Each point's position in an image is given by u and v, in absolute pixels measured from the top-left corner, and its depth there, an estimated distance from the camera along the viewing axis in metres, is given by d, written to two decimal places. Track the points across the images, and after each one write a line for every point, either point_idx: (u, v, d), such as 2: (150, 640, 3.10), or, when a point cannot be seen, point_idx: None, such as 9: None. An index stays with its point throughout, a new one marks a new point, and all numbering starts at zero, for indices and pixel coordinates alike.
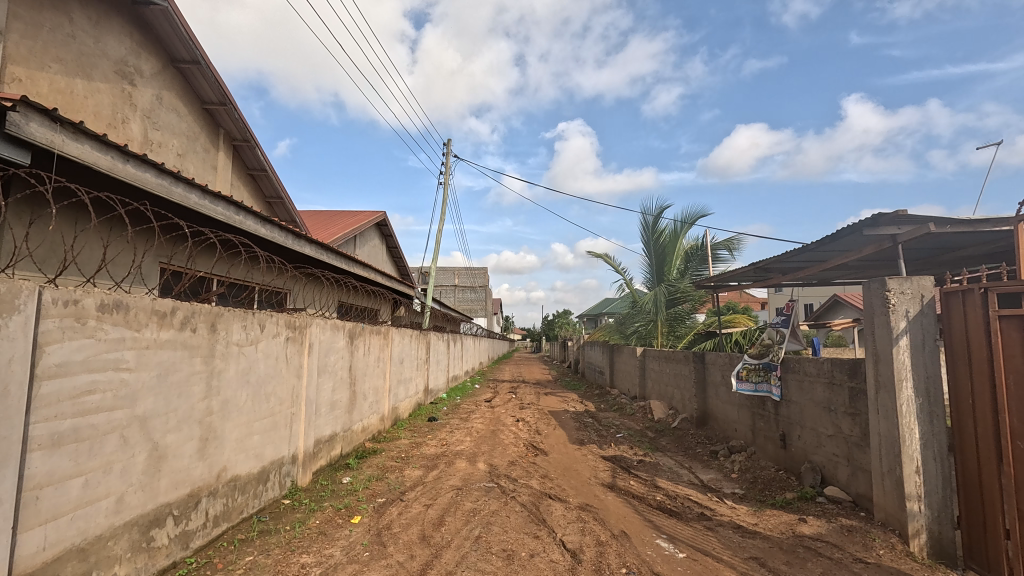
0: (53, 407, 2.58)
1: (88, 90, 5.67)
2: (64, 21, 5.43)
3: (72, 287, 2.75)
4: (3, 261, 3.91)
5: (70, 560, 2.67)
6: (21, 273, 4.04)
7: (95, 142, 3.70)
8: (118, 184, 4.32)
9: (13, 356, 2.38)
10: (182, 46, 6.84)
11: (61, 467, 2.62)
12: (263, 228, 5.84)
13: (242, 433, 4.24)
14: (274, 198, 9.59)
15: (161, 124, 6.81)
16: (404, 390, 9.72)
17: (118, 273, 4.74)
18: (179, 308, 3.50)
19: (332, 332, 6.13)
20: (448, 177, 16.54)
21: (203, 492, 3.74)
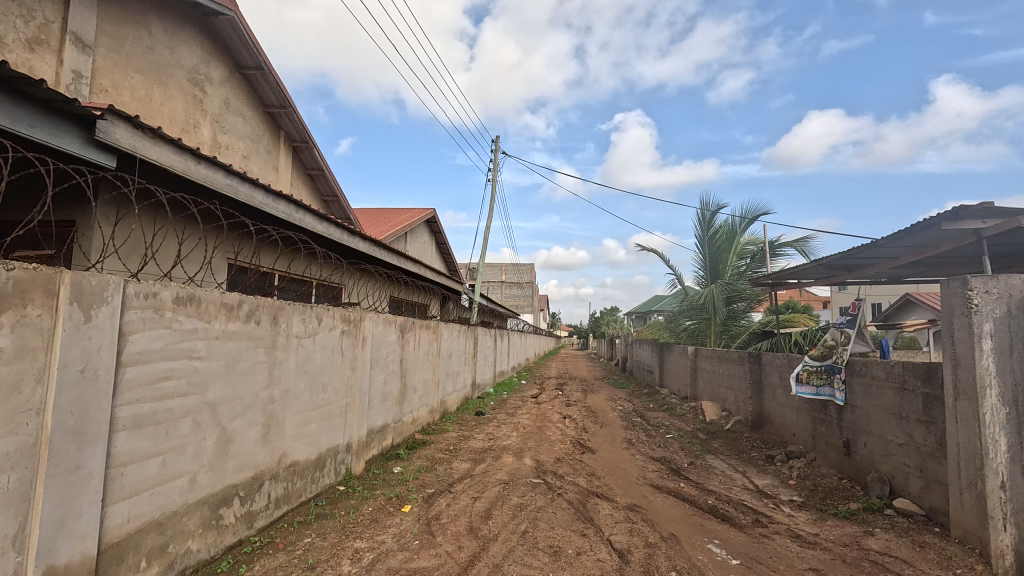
0: (135, 391, 2.81)
1: (164, 97, 6.09)
2: (144, 34, 5.84)
3: (151, 281, 2.96)
4: (93, 257, 4.27)
5: (149, 532, 2.90)
6: (108, 269, 4.41)
7: (172, 146, 3.97)
8: (192, 185, 4.60)
9: (102, 344, 2.59)
10: (247, 53, 7.21)
11: (141, 447, 2.85)
12: (321, 225, 6.07)
13: (300, 421, 4.45)
14: (330, 197, 10.01)
15: (228, 127, 7.23)
16: (452, 384, 9.91)
17: (192, 270, 5.09)
18: (245, 301, 3.71)
19: (384, 326, 6.32)
20: (497, 174, 16.62)
21: (265, 475, 3.96)
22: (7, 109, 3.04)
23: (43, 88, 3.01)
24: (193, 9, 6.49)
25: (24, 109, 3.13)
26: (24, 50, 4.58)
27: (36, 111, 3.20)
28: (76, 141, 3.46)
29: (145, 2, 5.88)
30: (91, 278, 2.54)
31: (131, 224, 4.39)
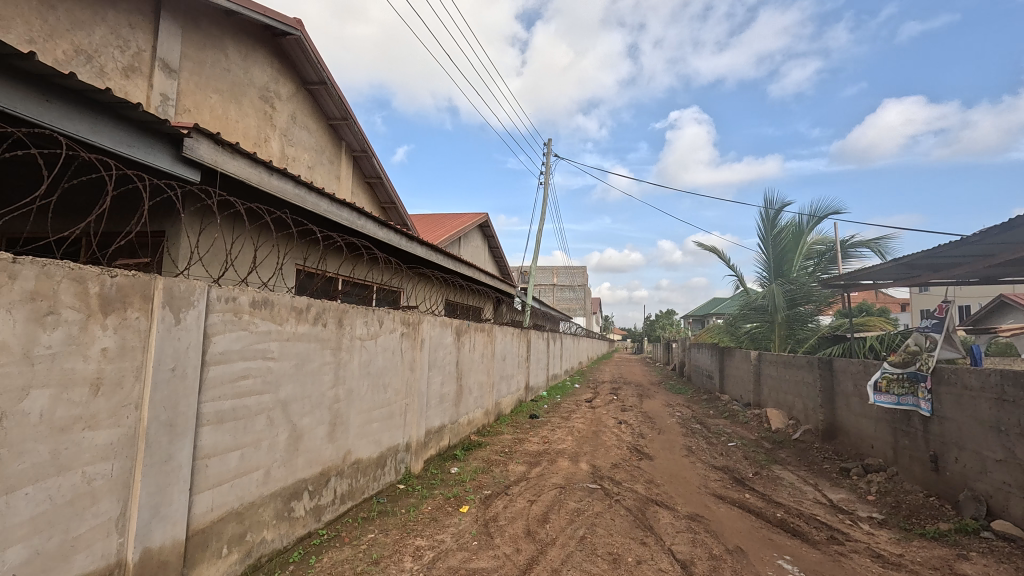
0: (217, 388, 3.02)
1: (238, 114, 6.52)
2: (221, 56, 6.29)
3: (230, 285, 3.17)
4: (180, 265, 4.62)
5: (230, 521, 3.10)
6: (193, 275, 4.76)
7: (248, 160, 4.25)
8: (265, 196, 4.90)
9: (189, 344, 2.80)
10: (312, 69, 7.60)
11: (223, 441, 3.06)
12: (381, 231, 6.30)
13: (363, 420, 4.63)
14: (388, 203, 10.36)
15: (295, 140, 7.64)
16: (506, 387, 9.97)
17: (265, 276, 5.41)
18: (313, 305, 3.90)
19: (441, 329, 6.45)
20: (549, 177, 16.61)
21: (332, 472, 4.14)
22: (109, 131, 3.36)
23: (139, 111, 3.31)
24: (264, 31, 6.93)
25: (123, 130, 3.45)
26: (120, 77, 5.05)
27: (133, 132, 3.52)
28: (166, 158, 3.77)
29: (223, 27, 6.33)
30: (180, 283, 2.76)
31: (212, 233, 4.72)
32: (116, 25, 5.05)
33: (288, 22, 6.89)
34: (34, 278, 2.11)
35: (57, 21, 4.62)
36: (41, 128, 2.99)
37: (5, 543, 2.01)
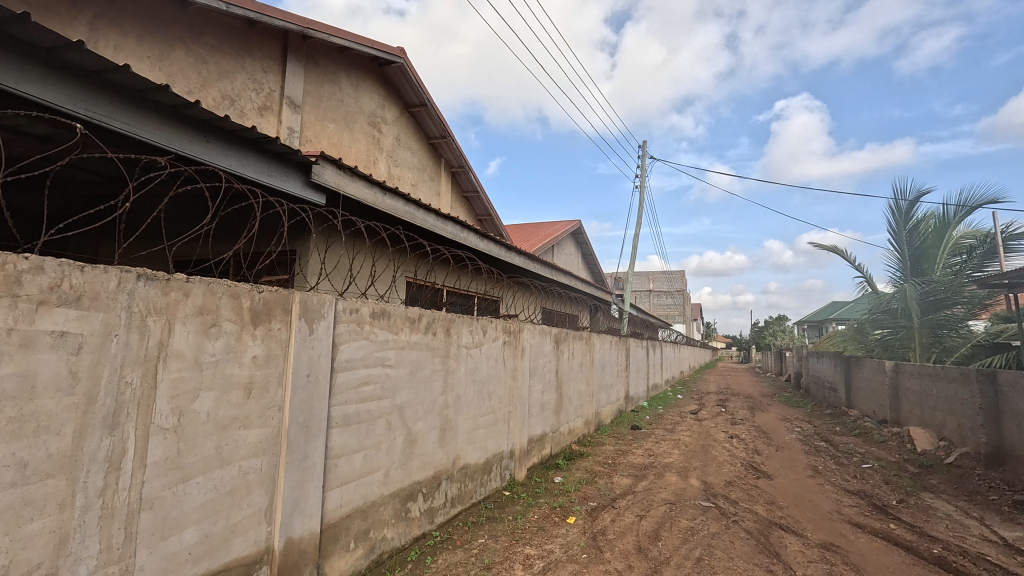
0: (344, 393, 3.28)
1: (351, 140, 7.10)
2: (336, 89, 6.90)
3: (353, 298, 3.43)
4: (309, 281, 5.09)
5: (356, 517, 3.34)
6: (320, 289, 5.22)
7: (365, 181, 4.62)
8: (379, 214, 5.28)
9: (321, 352, 3.08)
10: (413, 93, 8.09)
11: (350, 442, 3.30)
12: (482, 243, 6.51)
13: (470, 426, 4.76)
14: (484, 215, 10.67)
15: (399, 161, 8.16)
16: (605, 396, 9.77)
17: (381, 288, 5.82)
18: (424, 315, 4.11)
19: (541, 337, 6.48)
20: (644, 180, 16.13)
21: (443, 475, 4.30)
22: (254, 163, 3.82)
23: (278, 144, 3.71)
24: (371, 62, 7.49)
25: (265, 162, 3.89)
26: (256, 116, 5.73)
27: (273, 163, 3.95)
28: (299, 184, 4.20)
29: (337, 63, 6.94)
30: (313, 296, 3.04)
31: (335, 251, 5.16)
32: (253, 71, 5.73)
33: (392, 51, 7.39)
34: (201, 295, 2.44)
35: (208, 72, 5.29)
36: (203, 166, 3.46)
37: (182, 526, 2.33)
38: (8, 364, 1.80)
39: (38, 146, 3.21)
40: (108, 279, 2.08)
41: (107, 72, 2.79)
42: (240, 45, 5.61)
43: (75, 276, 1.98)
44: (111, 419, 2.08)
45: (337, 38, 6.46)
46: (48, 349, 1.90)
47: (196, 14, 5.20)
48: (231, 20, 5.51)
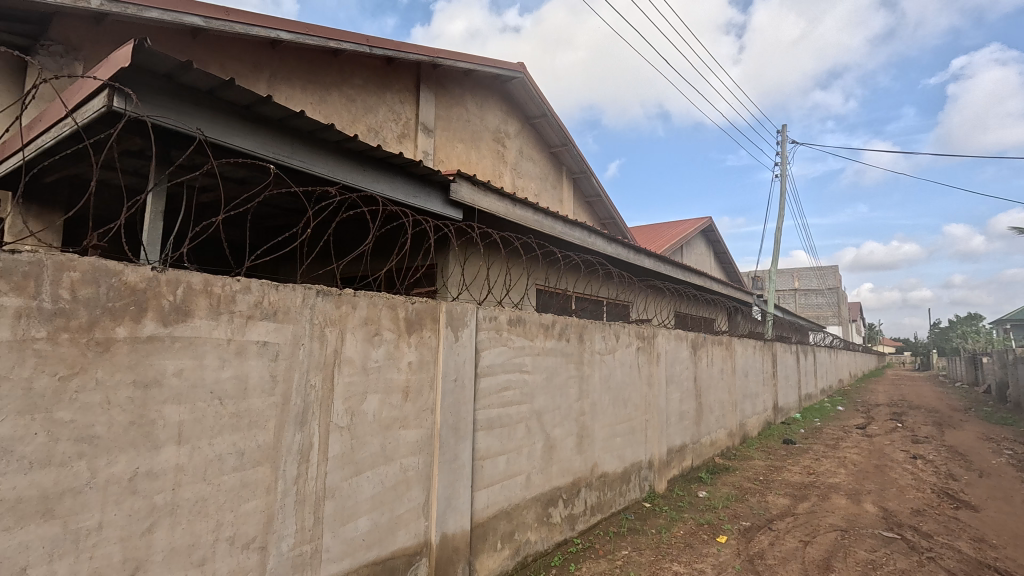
0: (487, 398, 3.43)
1: (478, 157, 7.48)
2: (463, 110, 7.32)
3: (491, 306, 3.59)
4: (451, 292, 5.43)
5: (502, 519, 3.45)
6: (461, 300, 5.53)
7: (496, 194, 4.87)
8: (510, 226, 5.51)
9: (465, 358, 3.26)
10: (534, 105, 8.27)
11: (494, 445, 3.44)
12: (610, 247, 6.44)
13: (607, 434, 4.68)
14: (608, 219, 10.50)
15: (523, 172, 8.39)
16: (751, 406, 8.95)
17: (515, 297, 5.99)
18: (557, 321, 4.14)
19: (676, 342, 6.16)
20: (784, 168, 14.61)
21: (582, 483, 4.27)
22: (400, 186, 4.19)
23: (420, 166, 4.05)
24: (494, 80, 7.82)
25: (410, 184, 4.26)
26: (397, 143, 6.31)
27: (416, 184, 4.32)
28: (439, 202, 4.55)
29: (463, 86, 7.37)
30: (456, 306, 3.24)
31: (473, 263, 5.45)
32: (392, 103, 6.31)
33: (513, 67, 7.66)
34: (365, 307, 2.73)
35: (357, 110, 5.91)
36: (361, 192, 3.89)
37: (357, 515, 2.61)
38: (229, 368, 2.18)
39: (237, 189, 3.79)
40: (295, 295, 2.42)
41: (289, 120, 3.26)
42: (381, 82, 6.20)
43: (272, 294, 2.34)
44: (301, 416, 2.41)
45: (462, 63, 6.86)
46: (255, 356, 2.27)
47: (346, 60, 5.84)
48: (374, 60, 6.11)
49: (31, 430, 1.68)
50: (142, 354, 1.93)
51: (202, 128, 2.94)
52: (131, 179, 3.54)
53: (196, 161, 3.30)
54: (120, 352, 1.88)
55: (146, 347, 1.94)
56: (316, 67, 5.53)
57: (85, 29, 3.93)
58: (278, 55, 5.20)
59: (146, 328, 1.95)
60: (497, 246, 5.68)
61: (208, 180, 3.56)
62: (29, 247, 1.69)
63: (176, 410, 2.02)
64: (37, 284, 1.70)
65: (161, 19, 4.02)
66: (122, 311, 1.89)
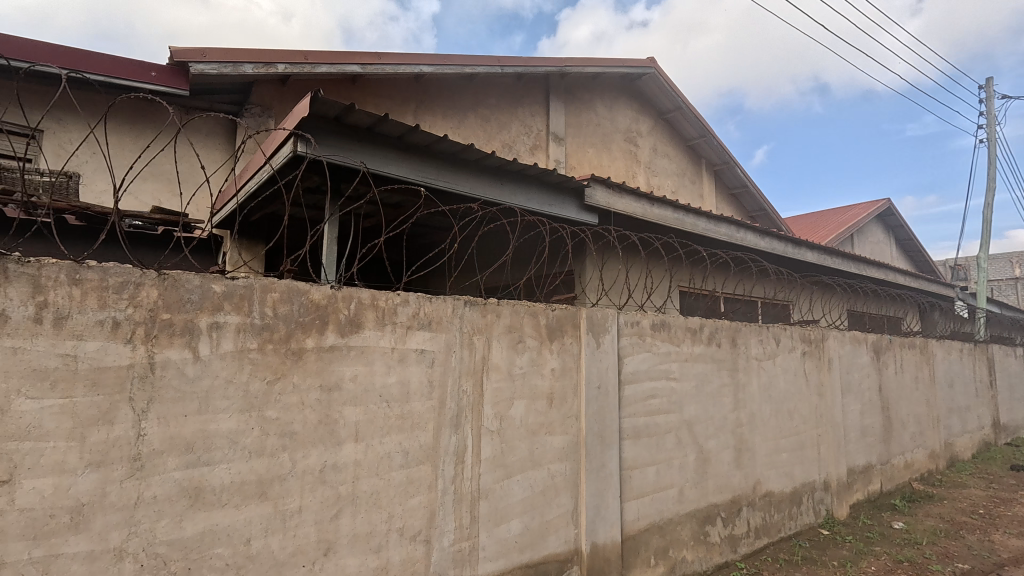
0: (632, 406, 3.35)
1: (610, 159, 7.37)
2: (593, 114, 7.27)
3: (632, 311, 3.50)
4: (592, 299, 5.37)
5: (654, 533, 3.32)
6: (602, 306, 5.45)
7: (632, 196, 4.83)
8: (650, 227, 5.37)
9: (608, 365, 3.24)
10: (667, 99, 7.90)
11: (642, 455, 3.35)
12: (762, 241, 5.90)
13: (770, 449, 4.22)
14: (758, 211, 9.56)
15: (658, 170, 8.04)
16: (960, 422, 7.38)
17: (658, 301, 5.74)
18: (706, 325, 3.88)
19: (853, 345, 5.33)
20: (992, 130, 11.88)
21: (743, 501, 3.92)
22: (536, 197, 4.30)
23: (555, 175, 4.12)
24: (623, 80, 7.65)
25: (546, 194, 4.35)
26: (529, 155, 6.49)
27: (551, 193, 4.39)
28: (574, 209, 4.57)
29: (592, 90, 7.32)
30: (596, 312, 3.21)
31: (613, 267, 5.34)
32: (524, 117, 6.51)
33: (642, 63, 7.41)
34: (509, 315, 2.83)
35: (491, 128, 6.21)
36: (501, 206, 4.07)
37: (509, 517, 2.70)
38: (393, 374, 2.41)
39: (393, 213, 4.21)
40: (446, 306, 2.60)
41: (435, 144, 3.54)
42: (513, 98, 6.44)
43: (426, 305, 2.54)
44: (455, 419, 2.57)
45: (590, 67, 6.82)
46: (415, 363, 2.48)
47: (480, 82, 6.16)
48: (505, 78, 6.36)
49: (249, 425, 2.03)
50: (326, 362, 2.23)
51: (365, 161, 3.34)
52: (311, 212, 4.15)
53: (361, 191, 3.75)
54: (309, 360, 2.19)
55: (328, 355, 2.24)
56: (454, 93, 5.93)
57: (274, 90, 4.70)
58: (421, 87, 5.67)
59: (328, 339, 2.24)
60: (635, 248, 5.55)
61: (370, 207, 4.02)
62: (244, 274, 2.06)
63: (354, 411, 2.29)
64: (249, 304, 2.06)
65: (329, 72, 4.67)
66: (310, 324, 2.20)
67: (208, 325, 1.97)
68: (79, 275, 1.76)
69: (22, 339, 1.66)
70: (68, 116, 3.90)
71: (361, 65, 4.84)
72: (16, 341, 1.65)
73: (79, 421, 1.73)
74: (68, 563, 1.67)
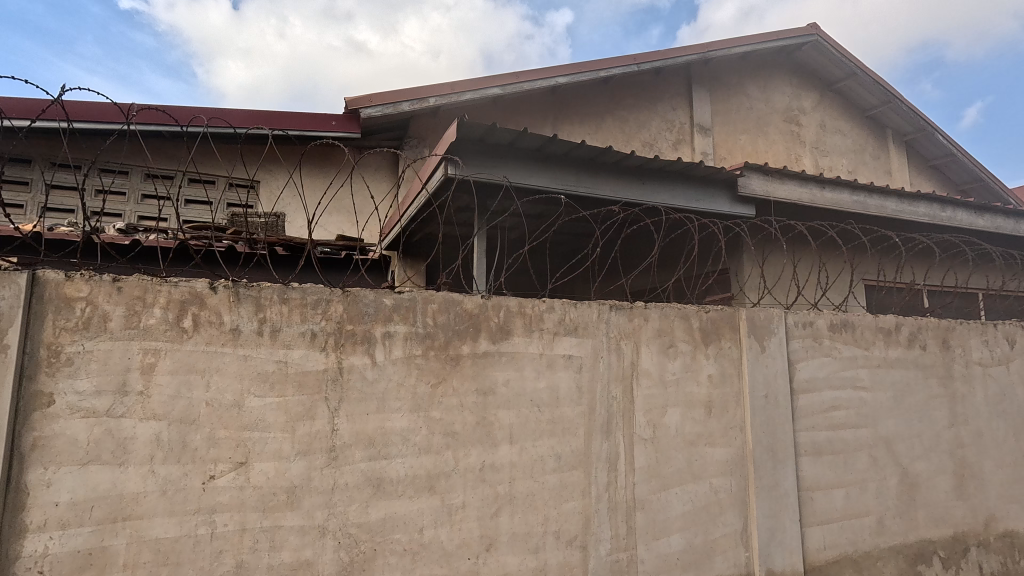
0: (810, 418, 2.98)
1: (767, 144, 6.68)
2: (743, 98, 6.66)
3: (804, 310, 3.11)
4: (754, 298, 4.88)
5: (846, 566, 2.90)
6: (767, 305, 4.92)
7: (797, 181, 4.41)
8: (823, 215, 4.80)
9: (777, 371, 2.91)
10: (837, 66, 6.89)
11: (825, 475, 2.95)
12: (978, 219, 4.85)
13: (1008, 477, 3.38)
14: (970, 183, 7.84)
15: (829, 149, 7.04)
16: None
17: (836, 298, 5.02)
18: (904, 324, 3.28)
19: None
20: None
21: (971, 540, 3.22)
22: (683, 193, 4.07)
23: (702, 167, 3.86)
24: (778, 54, 6.88)
25: (693, 189, 4.09)
26: (673, 151, 6.20)
27: (699, 188, 4.12)
28: (726, 201, 4.22)
29: (742, 71, 6.71)
30: (759, 313, 2.92)
31: (778, 263, 4.82)
32: (664, 112, 6.24)
33: (802, 32, 6.58)
34: (658, 319, 2.71)
35: (630, 128, 6.07)
36: (643, 207, 3.93)
37: (669, 531, 2.56)
38: (543, 379, 2.47)
39: (536, 223, 4.34)
40: (592, 311, 2.59)
41: (573, 152, 3.57)
42: (652, 95, 6.21)
43: (571, 311, 2.56)
44: (606, 426, 2.53)
45: (738, 47, 6.26)
46: (563, 368, 2.51)
47: (617, 83, 6.06)
48: (643, 75, 6.17)
49: (418, 424, 2.24)
50: (480, 367, 2.37)
51: (507, 175, 3.50)
52: (463, 229, 4.47)
53: (505, 205, 3.94)
54: (466, 365, 2.35)
55: (482, 361, 2.38)
56: (590, 99, 5.92)
57: (426, 122, 5.20)
58: (558, 98, 5.76)
59: (481, 345, 2.39)
60: (804, 239, 4.96)
61: (515, 219, 4.20)
62: (408, 289, 2.30)
63: (508, 415, 2.39)
64: (414, 315, 2.30)
65: (472, 98, 5.02)
66: (465, 332, 2.37)
67: (381, 334, 2.24)
68: (287, 295, 2.13)
69: (250, 348, 2.06)
70: (277, 167, 4.78)
71: (501, 87, 5.12)
72: (246, 349, 2.06)
73: (290, 416, 2.08)
74: (287, 534, 2.02)
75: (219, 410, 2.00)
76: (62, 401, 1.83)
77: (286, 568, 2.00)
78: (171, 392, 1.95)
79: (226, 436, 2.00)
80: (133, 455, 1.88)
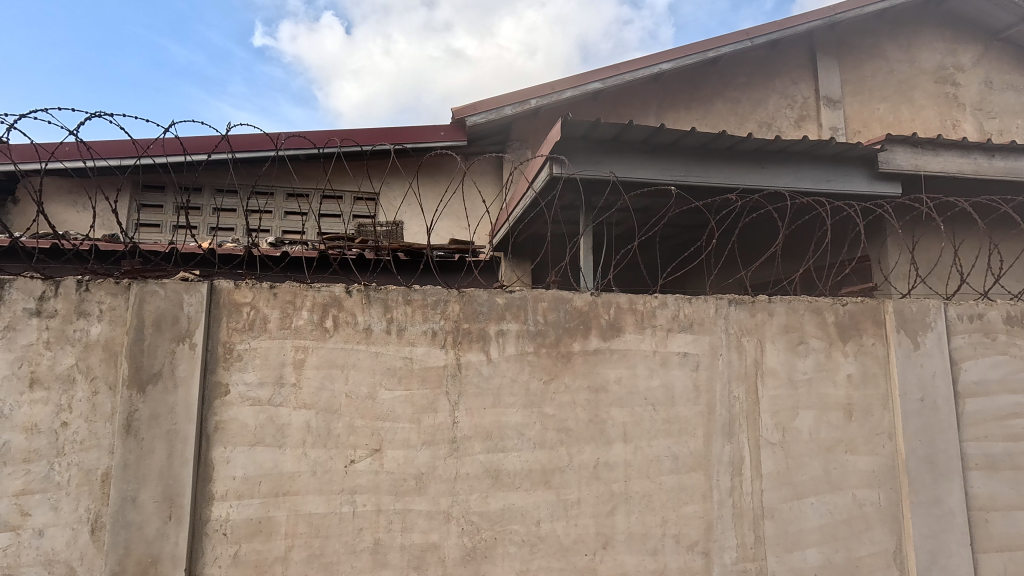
0: (982, 426, 2.56)
1: (913, 111, 5.83)
2: (881, 61, 5.87)
3: (971, 301, 2.68)
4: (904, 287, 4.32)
5: None
6: (922, 294, 4.34)
7: (956, 150, 3.82)
8: (993, 187, 4.11)
9: (935, 372, 2.54)
10: (1005, 11, 5.81)
11: (1004, 493, 2.52)
12: None
13: None
14: None
15: (998, 109, 5.95)
16: None
17: (1016, 284, 4.27)
18: None
19: None
20: None
21: None
22: (810, 174, 3.70)
23: (833, 145, 3.49)
24: (924, 6, 5.96)
25: (821, 169, 3.72)
26: (794, 129, 5.67)
27: (830, 167, 3.73)
28: (864, 180, 3.77)
29: (879, 32, 5.91)
30: (911, 305, 2.57)
31: (935, 245, 4.22)
32: (783, 88, 5.72)
33: None
34: (784, 314, 2.50)
35: (744, 109, 5.65)
36: (762, 192, 3.65)
37: (804, 544, 2.36)
38: (656, 377, 2.40)
39: (645, 217, 4.24)
40: (708, 307, 2.46)
41: (681, 140, 3.43)
42: (768, 70, 5.73)
43: (686, 307, 2.46)
44: (728, 427, 2.40)
45: (873, 5, 5.53)
46: (678, 366, 2.42)
47: (727, 63, 5.67)
48: (757, 51, 5.70)
49: (532, 419, 2.31)
50: (592, 364, 2.37)
51: (614, 170, 3.45)
52: (569, 227, 4.50)
53: (612, 200, 3.90)
54: (578, 362, 2.37)
55: (594, 358, 2.38)
56: (697, 83, 5.61)
57: (528, 125, 5.30)
58: (663, 86, 5.53)
59: (592, 342, 2.39)
60: (968, 217, 4.29)
61: (622, 214, 4.14)
62: (519, 288, 2.37)
63: (621, 413, 2.36)
64: (525, 313, 2.36)
65: (573, 95, 5.02)
66: (575, 329, 2.38)
67: (495, 332, 2.34)
68: (410, 296, 2.31)
69: (380, 345, 2.27)
70: (395, 178, 5.19)
71: (602, 80, 5.05)
72: (377, 346, 2.27)
73: (416, 408, 2.25)
74: (416, 517, 2.19)
75: (356, 401, 2.23)
76: (235, 391, 2.16)
77: (416, 549, 2.17)
78: (317, 384, 2.21)
79: (363, 424, 2.22)
80: (290, 439, 2.17)
